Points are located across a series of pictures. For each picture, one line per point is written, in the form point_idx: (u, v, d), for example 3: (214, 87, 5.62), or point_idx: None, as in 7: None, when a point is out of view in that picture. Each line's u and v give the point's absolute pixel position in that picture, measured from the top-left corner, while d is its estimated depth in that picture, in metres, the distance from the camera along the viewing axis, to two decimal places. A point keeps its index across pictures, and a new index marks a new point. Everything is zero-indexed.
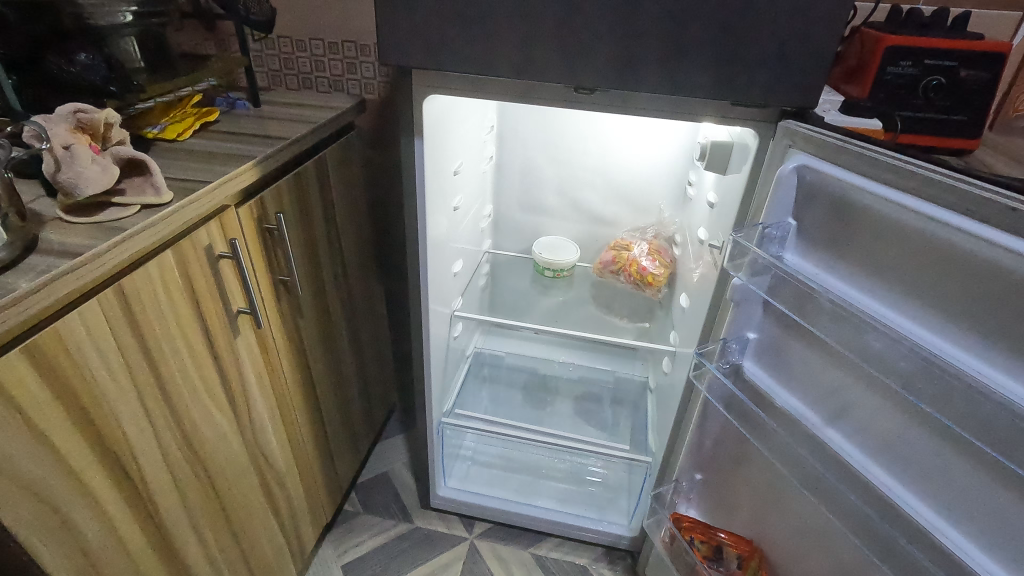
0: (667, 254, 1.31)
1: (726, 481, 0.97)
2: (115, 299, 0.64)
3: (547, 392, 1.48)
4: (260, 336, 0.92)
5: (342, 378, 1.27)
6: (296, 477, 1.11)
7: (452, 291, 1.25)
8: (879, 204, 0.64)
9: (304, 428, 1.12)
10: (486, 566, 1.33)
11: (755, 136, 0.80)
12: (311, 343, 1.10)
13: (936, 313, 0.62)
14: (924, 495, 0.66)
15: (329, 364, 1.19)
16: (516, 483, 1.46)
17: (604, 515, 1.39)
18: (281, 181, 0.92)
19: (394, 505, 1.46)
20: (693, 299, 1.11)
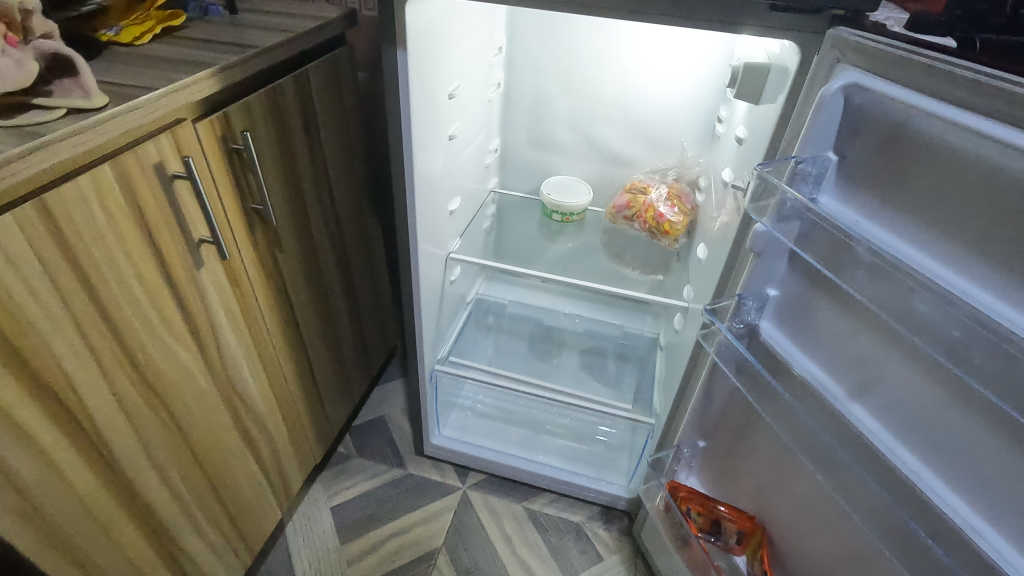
0: (689, 199, 1.19)
1: (731, 450, 0.88)
2: (37, 216, 0.56)
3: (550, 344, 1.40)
4: (228, 268, 0.85)
5: (330, 320, 1.20)
6: (277, 418, 1.07)
7: (447, 231, 1.15)
8: (946, 132, 0.51)
9: (286, 368, 1.07)
10: (477, 517, 1.30)
11: (795, 51, 0.66)
12: (291, 280, 1.03)
13: (1004, 271, 0.50)
14: (959, 485, 0.56)
15: (313, 304, 1.12)
16: (512, 437, 1.40)
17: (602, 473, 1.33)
18: (250, 96, 0.82)
19: (388, 451, 1.43)
20: (712, 250, 0.99)
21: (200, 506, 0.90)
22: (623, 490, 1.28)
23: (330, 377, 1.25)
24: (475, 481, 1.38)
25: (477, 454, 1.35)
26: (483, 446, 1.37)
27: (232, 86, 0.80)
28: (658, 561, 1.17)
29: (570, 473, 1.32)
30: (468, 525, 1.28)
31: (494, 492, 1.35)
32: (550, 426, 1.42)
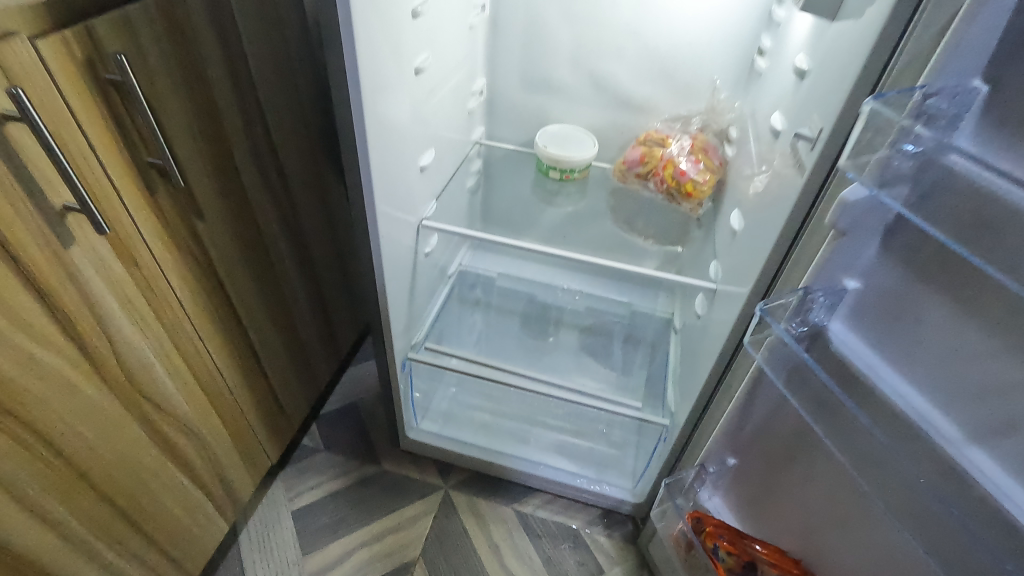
0: (716, 154, 0.97)
1: (769, 475, 0.70)
2: None
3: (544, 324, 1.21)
4: (115, 244, 0.64)
5: (280, 300, 1.00)
6: (213, 421, 0.89)
7: (417, 192, 0.93)
8: None
9: (220, 362, 0.87)
10: (459, 522, 1.14)
11: None
12: (220, 256, 0.82)
13: None
14: None
15: (254, 282, 0.91)
16: (500, 429, 1.22)
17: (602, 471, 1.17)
18: (128, 5, 0.59)
19: (361, 443, 1.26)
20: (750, 219, 0.78)
21: (103, 537, 0.72)
22: (626, 493, 1.12)
23: (283, 366, 1.06)
24: (458, 480, 1.21)
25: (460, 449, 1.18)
26: (466, 440, 1.20)
27: None
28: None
29: (566, 472, 1.15)
30: (449, 532, 1.13)
31: (480, 493, 1.19)
32: (544, 416, 1.24)
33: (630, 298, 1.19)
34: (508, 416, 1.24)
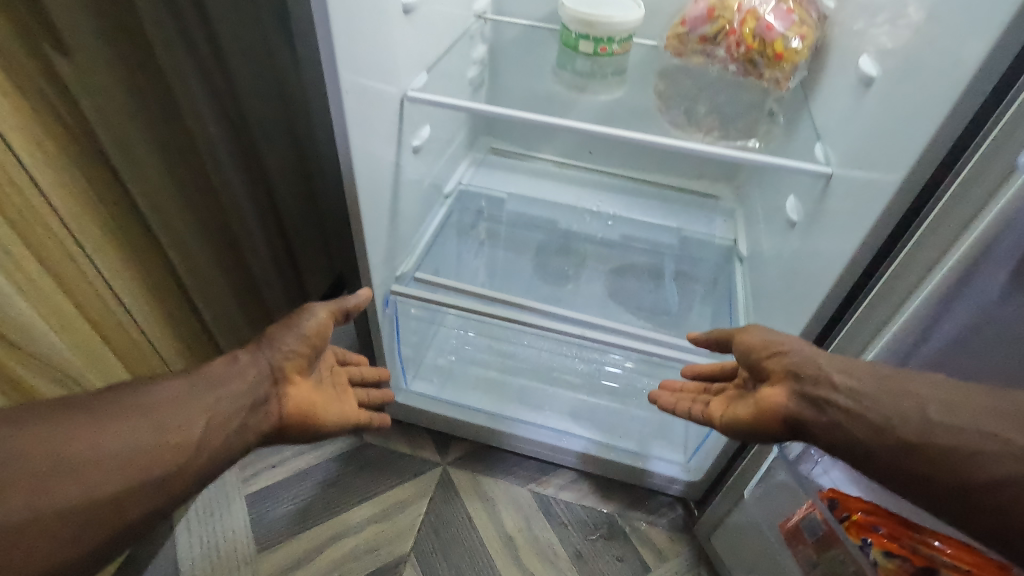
0: (814, 6, 0.71)
1: None
2: None
3: (570, 257, 0.95)
4: None
5: (214, 211, 0.74)
6: (106, 363, 0.65)
7: (404, 51, 0.67)
8: None
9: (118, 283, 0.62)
10: (462, 507, 0.89)
11: None
12: (103, 123, 0.56)
13: None
14: None
15: (165, 177, 0.65)
16: (514, 391, 0.97)
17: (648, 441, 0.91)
18: None
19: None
20: (906, 56, 0.52)
21: None
22: (677, 470, 0.87)
23: (224, 305, 0.81)
24: (461, 455, 0.96)
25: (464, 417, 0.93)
26: (472, 405, 0.94)
27: None
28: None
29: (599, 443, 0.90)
30: (449, 520, 0.88)
31: (489, 470, 0.94)
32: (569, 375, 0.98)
33: (680, 222, 0.92)
34: (524, 375, 0.98)
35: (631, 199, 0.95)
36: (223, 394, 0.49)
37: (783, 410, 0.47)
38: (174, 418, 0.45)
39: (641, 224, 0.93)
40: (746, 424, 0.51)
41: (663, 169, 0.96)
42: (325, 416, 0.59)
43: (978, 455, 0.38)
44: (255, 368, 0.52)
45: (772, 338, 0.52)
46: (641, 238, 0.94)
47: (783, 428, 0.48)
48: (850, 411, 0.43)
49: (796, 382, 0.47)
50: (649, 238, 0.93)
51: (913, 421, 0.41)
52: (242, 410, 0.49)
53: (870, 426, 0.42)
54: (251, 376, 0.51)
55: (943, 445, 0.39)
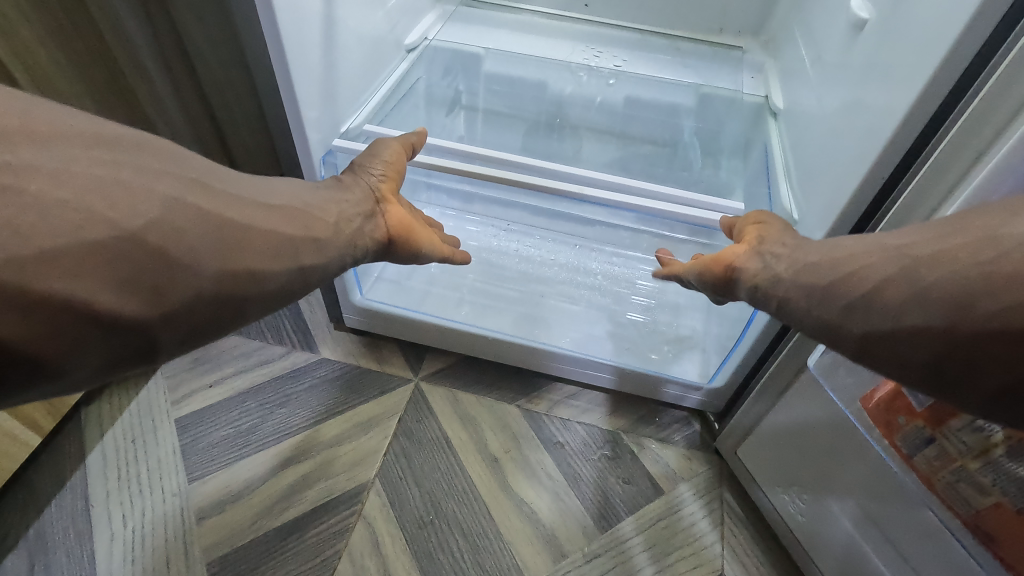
0: None
1: None
2: None
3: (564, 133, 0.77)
4: None
5: None
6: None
7: None
8: None
9: None
10: (438, 429, 0.74)
11: None
12: None
13: None
14: None
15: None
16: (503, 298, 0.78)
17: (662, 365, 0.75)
18: None
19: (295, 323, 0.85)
20: None
21: None
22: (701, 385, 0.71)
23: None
24: (436, 370, 0.81)
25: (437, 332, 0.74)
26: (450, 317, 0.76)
27: None
28: (766, 500, 0.64)
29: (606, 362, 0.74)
30: (423, 442, 0.73)
31: (469, 386, 0.79)
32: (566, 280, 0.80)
33: (700, 79, 0.75)
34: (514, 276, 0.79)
35: (639, 54, 0.78)
36: (331, 199, 0.46)
37: (739, 268, 0.45)
38: (306, 206, 0.43)
39: (649, 82, 0.75)
40: (709, 282, 0.49)
41: (677, 17, 0.78)
42: (423, 239, 0.53)
43: (853, 254, 0.37)
44: (363, 184, 0.50)
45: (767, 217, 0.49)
46: (652, 100, 0.75)
47: (737, 287, 0.46)
48: (781, 262, 0.42)
49: (758, 243, 0.45)
50: (663, 99, 0.75)
51: (811, 251, 0.40)
52: (357, 214, 0.47)
53: (788, 264, 0.42)
54: (357, 188, 0.49)
55: (827, 261, 0.38)
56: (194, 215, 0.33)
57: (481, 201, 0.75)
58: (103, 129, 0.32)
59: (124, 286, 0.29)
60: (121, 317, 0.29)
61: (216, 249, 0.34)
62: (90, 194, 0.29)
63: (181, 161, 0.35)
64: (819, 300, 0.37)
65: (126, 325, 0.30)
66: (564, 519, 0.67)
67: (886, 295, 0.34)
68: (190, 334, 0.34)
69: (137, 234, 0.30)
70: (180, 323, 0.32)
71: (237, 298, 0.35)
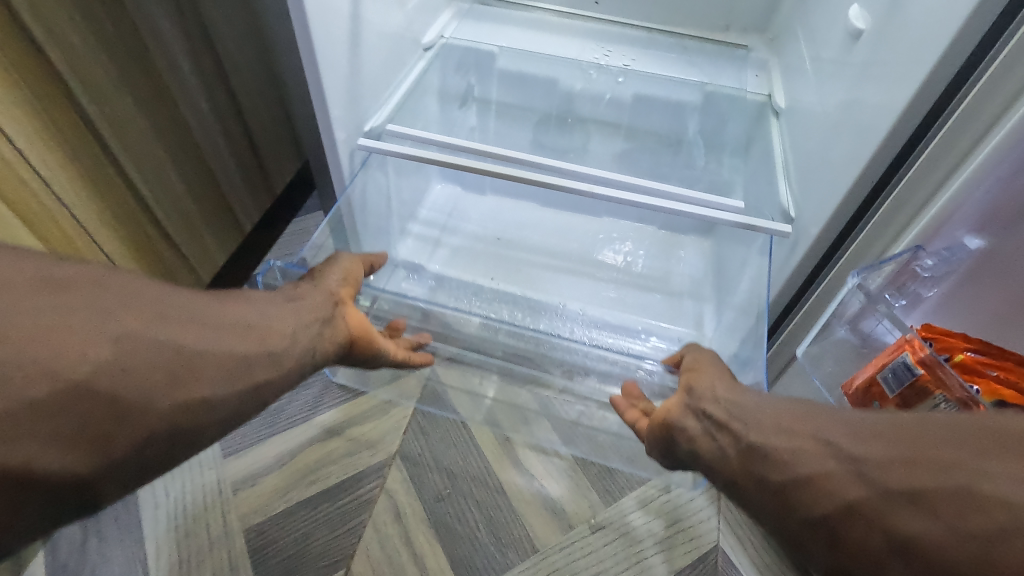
0: None
1: None
2: None
3: (573, 126, 0.81)
4: None
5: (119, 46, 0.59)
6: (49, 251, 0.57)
7: None
8: None
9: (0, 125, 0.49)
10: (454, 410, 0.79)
11: None
12: None
13: None
14: None
15: (73, 25, 0.53)
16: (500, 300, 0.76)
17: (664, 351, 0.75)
18: None
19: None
20: None
21: None
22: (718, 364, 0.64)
23: (173, 195, 0.70)
24: None
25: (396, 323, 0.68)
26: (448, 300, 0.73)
27: None
28: None
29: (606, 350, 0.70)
30: (440, 422, 0.78)
31: None
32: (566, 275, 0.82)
33: (705, 78, 0.77)
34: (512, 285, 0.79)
35: (645, 51, 0.81)
36: (295, 306, 0.45)
37: (677, 425, 0.44)
38: (264, 318, 0.42)
39: (655, 78, 0.78)
40: (657, 442, 0.47)
41: (683, 14, 0.80)
42: (379, 341, 0.52)
43: (806, 453, 0.36)
44: (317, 292, 0.48)
45: (702, 366, 0.49)
46: (659, 97, 0.78)
47: (676, 445, 0.45)
48: (721, 432, 0.41)
49: (688, 396, 0.45)
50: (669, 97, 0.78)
51: (761, 427, 0.39)
52: (316, 323, 0.45)
53: (732, 434, 0.40)
54: (311, 296, 0.47)
55: (779, 456, 0.37)
56: (147, 354, 0.34)
57: None
58: (63, 272, 0.34)
59: (65, 445, 0.30)
60: (60, 477, 0.30)
61: (162, 385, 0.34)
62: (37, 350, 0.30)
63: (138, 294, 0.36)
64: (778, 507, 0.36)
65: (61, 481, 0.30)
66: (573, 495, 0.72)
67: (859, 522, 0.33)
68: (129, 479, 0.33)
69: (78, 383, 0.31)
70: (118, 472, 0.32)
71: (189, 433, 0.35)
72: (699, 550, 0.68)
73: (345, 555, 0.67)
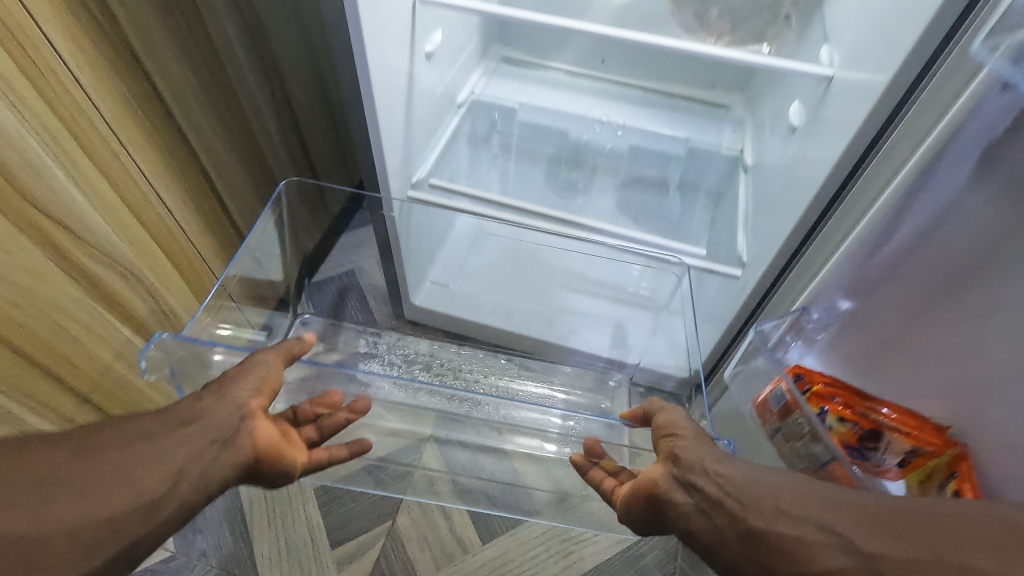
0: None
1: (922, 314, 0.50)
2: None
3: (580, 168, 0.99)
4: None
5: (231, 116, 0.77)
6: (152, 256, 0.70)
7: None
8: None
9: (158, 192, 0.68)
10: None
11: None
12: (132, 25, 0.59)
13: None
14: None
15: (200, 107, 0.71)
16: (416, 356, 0.97)
17: (635, 371, 0.98)
18: None
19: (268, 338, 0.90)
20: None
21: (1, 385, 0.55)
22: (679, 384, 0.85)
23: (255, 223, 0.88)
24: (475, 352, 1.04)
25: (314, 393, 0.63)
26: (376, 361, 0.94)
27: None
28: None
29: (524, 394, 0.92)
30: None
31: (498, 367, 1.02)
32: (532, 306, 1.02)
33: (689, 133, 0.93)
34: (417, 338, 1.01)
35: (640, 108, 0.96)
36: (180, 444, 0.44)
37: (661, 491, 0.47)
38: (146, 460, 0.42)
39: (648, 134, 0.94)
40: (638, 510, 0.49)
41: (676, 78, 0.96)
42: (290, 457, 0.51)
43: (808, 543, 0.41)
44: (219, 407, 0.46)
45: (675, 426, 0.52)
46: (650, 148, 0.95)
47: (659, 508, 0.48)
48: (704, 497, 0.45)
49: (675, 467, 0.47)
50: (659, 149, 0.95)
51: (761, 512, 0.43)
52: (214, 444, 0.45)
53: (728, 514, 0.44)
54: (207, 418, 0.46)
55: (783, 548, 0.41)
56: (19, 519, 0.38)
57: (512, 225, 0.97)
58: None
59: None
60: None
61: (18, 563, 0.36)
62: None
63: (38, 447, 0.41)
64: None
65: None
66: None
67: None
68: None
69: None
70: None
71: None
72: None
73: (389, 511, 0.86)
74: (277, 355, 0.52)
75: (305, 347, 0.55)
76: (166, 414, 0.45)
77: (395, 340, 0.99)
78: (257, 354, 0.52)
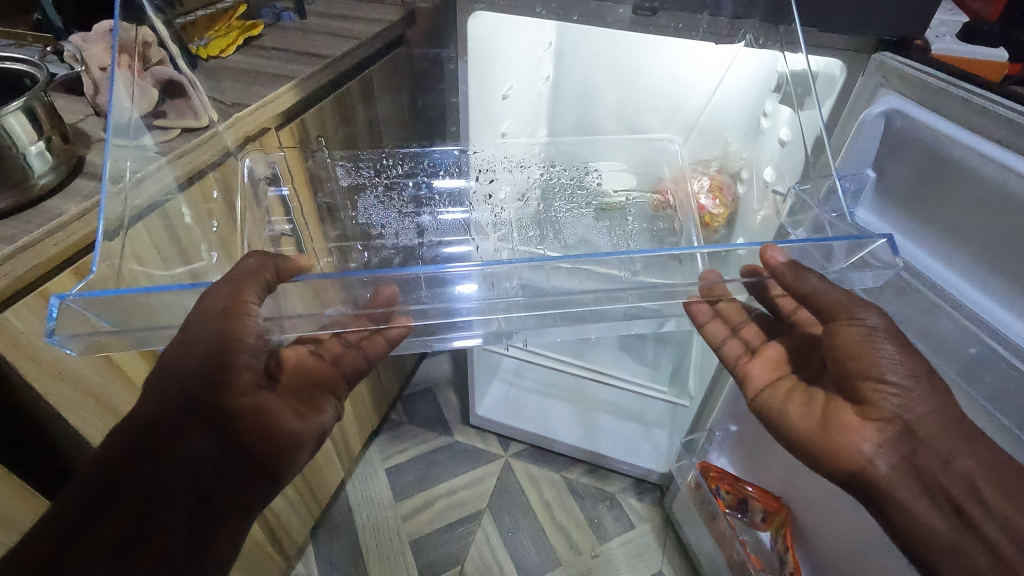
0: (731, 190, 1.11)
1: (761, 436, 0.96)
2: (160, 226, 0.69)
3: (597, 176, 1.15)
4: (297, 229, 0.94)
5: None
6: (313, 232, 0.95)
7: None
8: (897, 171, 0.63)
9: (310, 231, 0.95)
10: (517, 483, 1.40)
11: (834, 97, 0.70)
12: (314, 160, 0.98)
13: None
14: None
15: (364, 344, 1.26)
16: (420, 166, 1.05)
17: (632, 468, 1.40)
18: (323, 103, 0.97)
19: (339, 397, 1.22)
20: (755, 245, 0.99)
21: None
22: None
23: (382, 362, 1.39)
24: (517, 450, 1.48)
25: (328, 308, 0.61)
26: (372, 192, 1.00)
27: (294, 108, 0.92)
28: (688, 532, 1.26)
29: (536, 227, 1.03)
30: (509, 490, 1.39)
31: (532, 461, 1.46)
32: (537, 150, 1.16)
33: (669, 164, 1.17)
34: (424, 147, 1.08)
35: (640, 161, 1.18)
36: (194, 428, 0.53)
37: (864, 445, 0.55)
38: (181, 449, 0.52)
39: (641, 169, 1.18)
40: (841, 470, 0.57)
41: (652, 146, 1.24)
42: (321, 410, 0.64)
43: None
44: (210, 384, 0.52)
45: (920, 399, 0.54)
46: (651, 168, 1.18)
47: (857, 453, 0.55)
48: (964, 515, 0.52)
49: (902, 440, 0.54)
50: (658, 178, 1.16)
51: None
52: (223, 423, 0.54)
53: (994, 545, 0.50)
54: (205, 399, 0.53)
55: None
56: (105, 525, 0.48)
57: (538, 194, 1.08)
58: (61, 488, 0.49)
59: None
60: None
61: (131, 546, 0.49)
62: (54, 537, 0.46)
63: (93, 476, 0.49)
64: None
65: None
66: (580, 533, 1.31)
67: None
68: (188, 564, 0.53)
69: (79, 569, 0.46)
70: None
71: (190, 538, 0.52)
72: (651, 568, 1.26)
73: (459, 559, 1.26)
74: (249, 309, 0.53)
75: (295, 271, 0.57)
76: (168, 403, 0.52)
77: (376, 163, 1.03)
78: (231, 315, 0.52)
